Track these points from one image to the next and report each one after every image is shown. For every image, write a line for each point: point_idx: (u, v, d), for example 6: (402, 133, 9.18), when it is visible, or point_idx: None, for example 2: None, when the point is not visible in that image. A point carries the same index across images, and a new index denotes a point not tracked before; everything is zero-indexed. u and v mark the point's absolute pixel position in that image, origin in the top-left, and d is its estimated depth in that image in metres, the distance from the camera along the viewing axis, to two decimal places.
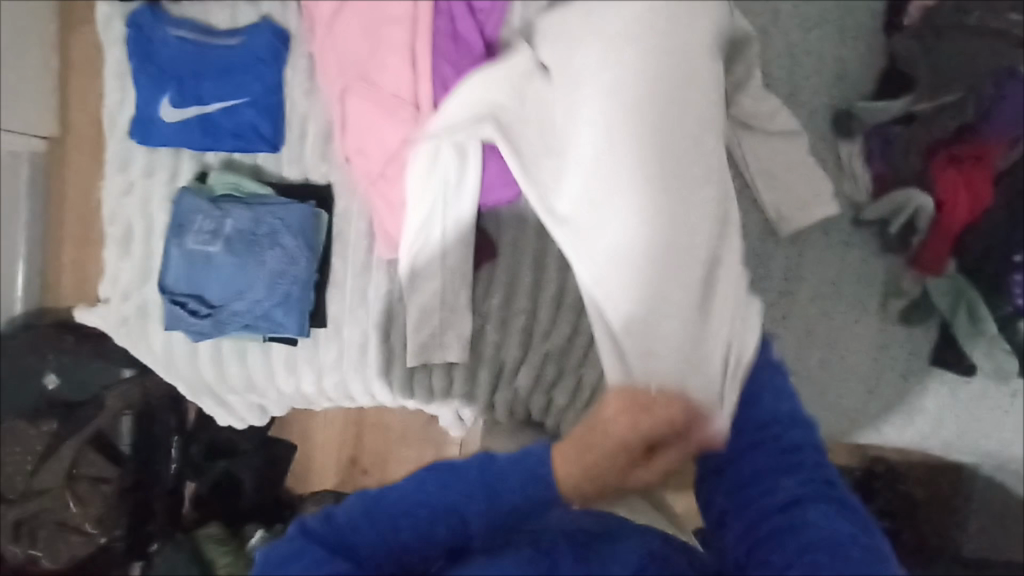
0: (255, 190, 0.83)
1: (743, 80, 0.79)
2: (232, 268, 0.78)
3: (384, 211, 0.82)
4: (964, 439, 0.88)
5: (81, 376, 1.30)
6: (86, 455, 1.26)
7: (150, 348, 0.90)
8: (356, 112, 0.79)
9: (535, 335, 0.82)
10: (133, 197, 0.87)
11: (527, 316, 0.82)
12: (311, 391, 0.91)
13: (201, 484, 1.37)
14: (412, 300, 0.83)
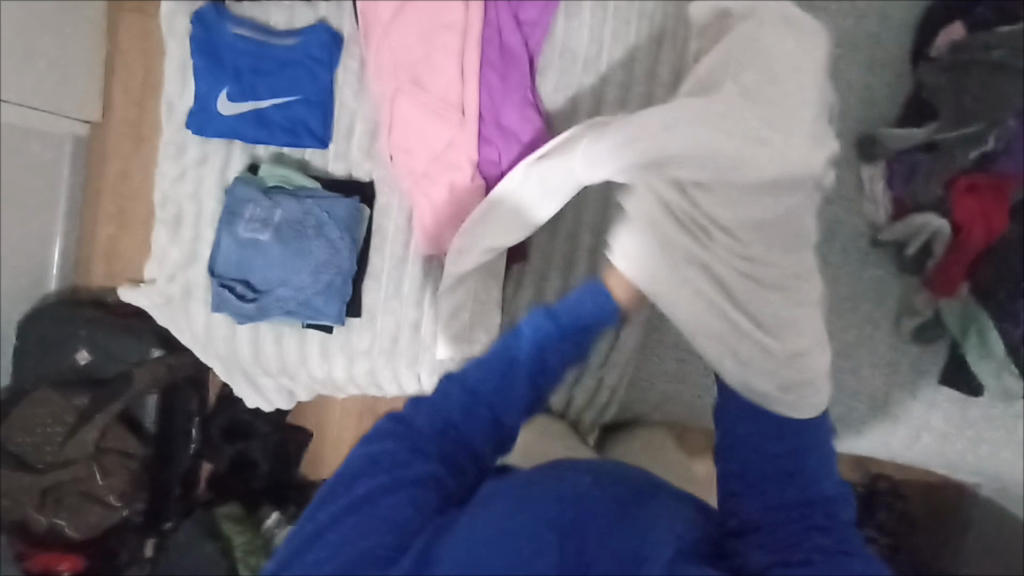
0: (303, 183, 0.87)
1: None
2: (280, 254, 0.82)
3: (425, 208, 0.85)
4: (970, 461, 0.91)
5: (112, 351, 1.35)
6: (114, 429, 1.30)
7: (189, 327, 0.94)
8: (405, 113, 0.83)
9: None
10: (184, 182, 0.91)
11: None
12: (341, 378, 0.94)
13: (219, 463, 1.42)
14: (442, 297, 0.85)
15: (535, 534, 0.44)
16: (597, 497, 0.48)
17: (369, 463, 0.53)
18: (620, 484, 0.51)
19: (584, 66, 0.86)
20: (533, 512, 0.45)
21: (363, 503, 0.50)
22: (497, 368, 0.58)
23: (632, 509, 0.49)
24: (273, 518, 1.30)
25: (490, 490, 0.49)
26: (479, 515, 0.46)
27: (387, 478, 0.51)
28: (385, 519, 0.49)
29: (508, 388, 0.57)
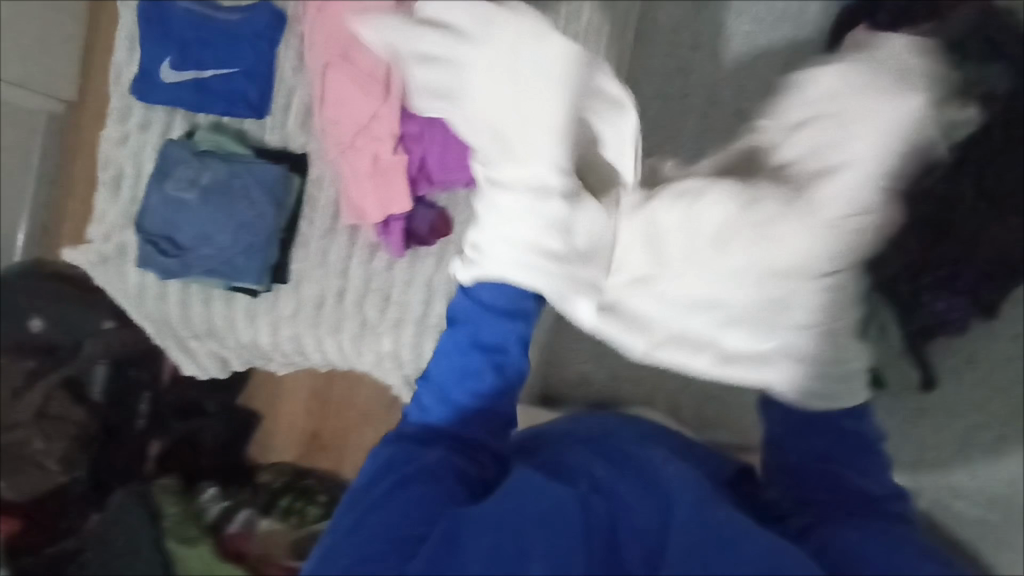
0: (234, 150, 0.92)
1: None
2: (205, 214, 0.87)
3: (349, 179, 0.90)
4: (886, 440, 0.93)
5: (65, 319, 1.36)
6: (60, 395, 1.33)
7: (124, 286, 0.97)
8: (335, 87, 0.88)
9: None
10: (127, 146, 0.95)
11: None
12: (266, 343, 0.98)
13: (165, 441, 1.43)
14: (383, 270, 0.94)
15: (564, 517, 0.49)
16: (605, 478, 0.55)
17: (392, 462, 0.55)
18: (620, 460, 0.58)
19: None
20: (556, 499, 0.50)
21: (388, 496, 0.53)
22: (457, 356, 0.59)
23: (629, 477, 0.55)
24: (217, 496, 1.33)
25: (521, 475, 0.53)
26: (512, 496, 0.50)
27: (406, 470, 0.55)
28: (410, 505, 0.52)
29: (453, 390, 0.59)
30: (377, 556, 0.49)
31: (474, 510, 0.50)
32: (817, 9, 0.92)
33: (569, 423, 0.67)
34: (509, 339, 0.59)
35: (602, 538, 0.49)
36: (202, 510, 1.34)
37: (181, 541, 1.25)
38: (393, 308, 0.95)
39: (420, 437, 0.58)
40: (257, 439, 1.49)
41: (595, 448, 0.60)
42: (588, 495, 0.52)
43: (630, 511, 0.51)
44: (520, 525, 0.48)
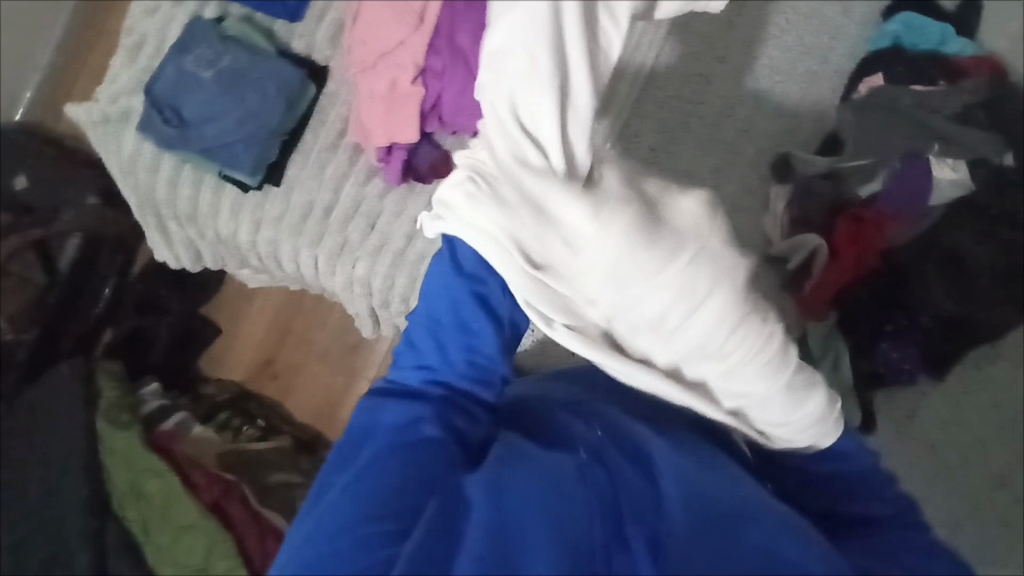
0: (259, 44, 0.92)
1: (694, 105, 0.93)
2: (214, 93, 0.88)
3: (364, 99, 0.91)
4: None
5: (50, 185, 1.34)
6: (27, 255, 1.31)
7: (118, 151, 0.98)
8: (369, 5, 0.88)
9: None
10: (155, 16, 0.95)
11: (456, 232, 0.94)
12: (245, 240, 0.99)
13: (117, 333, 1.38)
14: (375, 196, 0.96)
15: (563, 489, 0.55)
16: (610, 455, 0.59)
17: (377, 427, 0.61)
18: (616, 432, 0.63)
19: None
20: (555, 474, 0.56)
21: (385, 459, 0.58)
22: (437, 306, 0.63)
23: (630, 456, 0.60)
24: (150, 387, 1.31)
25: (509, 446, 0.61)
26: (505, 471, 0.57)
27: (398, 431, 0.60)
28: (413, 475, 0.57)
29: (431, 348, 0.63)
30: (383, 517, 0.54)
31: (473, 481, 0.57)
32: (844, 51, 0.96)
33: (549, 383, 0.74)
34: (484, 297, 0.62)
35: (605, 504, 0.54)
36: (140, 403, 1.28)
37: (113, 425, 1.18)
38: (375, 236, 0.96)
39: (399, 392, 0.63)
40: (210, 352, 1.48)
41: (590, 426, 0.64)
42: (589, 466, 0.57)
43: (629, 482, 0.57)
44: (523, 496, 0.54)
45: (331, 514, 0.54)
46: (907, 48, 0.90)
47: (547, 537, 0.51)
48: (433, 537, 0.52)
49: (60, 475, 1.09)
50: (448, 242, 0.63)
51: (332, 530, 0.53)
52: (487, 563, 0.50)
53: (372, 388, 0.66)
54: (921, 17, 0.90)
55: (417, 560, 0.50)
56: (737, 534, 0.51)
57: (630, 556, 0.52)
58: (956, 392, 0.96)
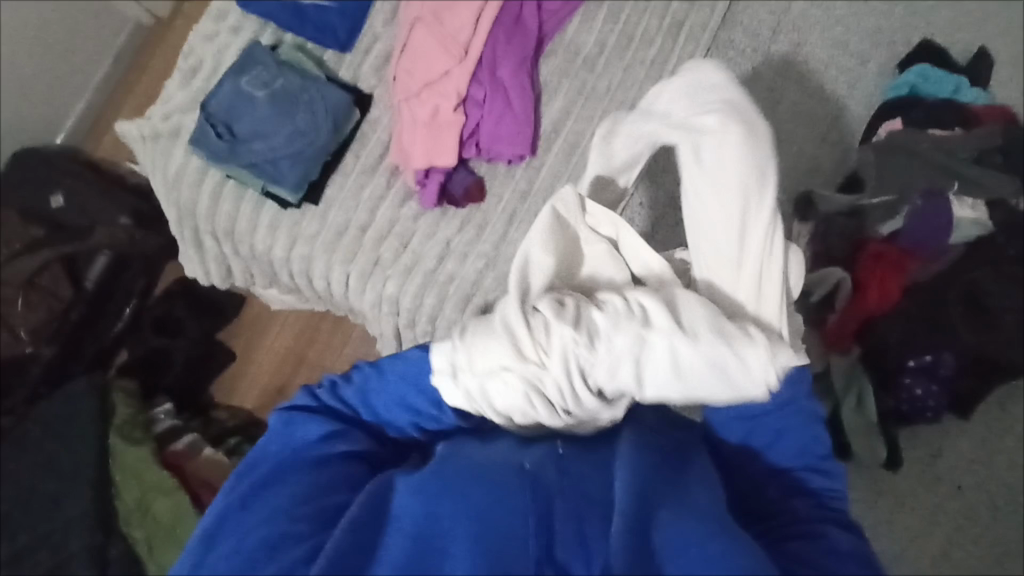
0: (310, 71, 0.99)
1: None
2: (266, 112, 0.95)
3: (406, 124, 0.95)
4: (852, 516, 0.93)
5: (83, 203, 1.31)
6: (55, 270, 1.27)
7: (165, 165, 1.02)
8: (418, 40, 0.96)
9: (499, 265, 0.94)
10: (213, 43, 1.02)
11: (488, 253, 0.94)
12: (279, 256, 0.99)
13: (134, 354, 1.36)
14: (410, 217, 0.97)
15: (501, 496, 0.49)
16: (567, 456, 0.54)
17: (294, 443, 0.60)
18: (575, 433, 0.57)
19: (583, 61, 0.99)
20: (494, 474, 0.51)
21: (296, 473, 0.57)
22: (404, 396, 0.63)
23: (586, 454, 0.54)
24: (163, 407, 1.27)
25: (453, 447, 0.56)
26: (446, 474, 0.52)
27: (312, 449, 0.59)
28: (317, 486, 0.56)
29: (380, 405, 0.64)
30: (296, 516, 0.53)
31: (406, 481, 0.53)
32: (861, 99, 1.01)
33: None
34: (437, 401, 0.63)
35: (546, 510, 0.49)
36: (153, 421, 1.25)
37: (126, 441, 1.16)
38: (407, 257, 0.96)
39: (318, 412, 0.62)
40: (222, 379, 1.43)
41: (551, 418, 0.58)
42: (534, 468, 0.52)
43: (584, 483, 0.51)
44: (455, 502, 0.50)
45: (240, 520, 0.54)
46: (925, 95, 0.95)
47: (471, 546, 0.47)
48: (351, 537, 0.50)
49: (68, 490, 1.07)
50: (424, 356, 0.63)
51: (245, 536, 0.53)
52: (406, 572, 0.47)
53: (292, 403, 0.65)
54: (933, 68, 0.96)
55: (328, 571, 0.47)
56: (655, 536, 0.47)
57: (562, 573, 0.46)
58: (982, 434, 0.95)
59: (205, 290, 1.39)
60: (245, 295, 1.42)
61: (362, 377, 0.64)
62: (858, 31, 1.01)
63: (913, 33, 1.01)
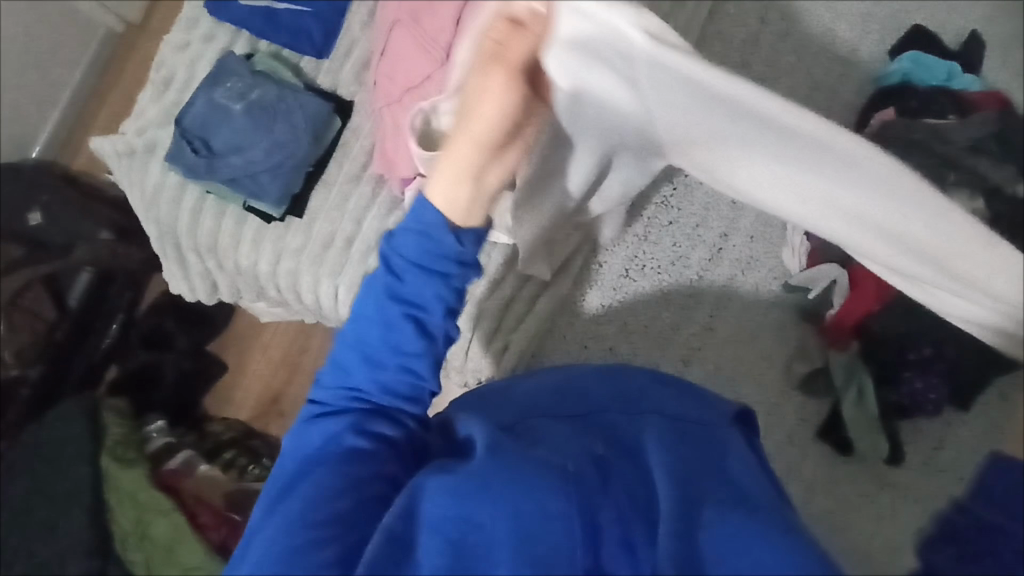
0: (288, 79, 0.96)
1: None
2: (243, 125, 0.92)
3: (389, 132, 0.92)
4: None
5: (65, 219, 1.26)
6: (36, 289, 1.25)
7: (143, 182, 0.98)
8: (397, 42, 0.92)
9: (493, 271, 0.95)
10: (186, 53, 0.99)
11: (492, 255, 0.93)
12: (264, 271, 0.97)
13: (123, 371, 1.32)
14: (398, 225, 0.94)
15: (544, 497, 0.47)
16: (607, 456, 0.51)
17: (303, 450, 0.54)
18: (605, 428, 0.55)
19: None
20: (535, 476, 0.48)
21: (289, 463, 0.54)
22: (371, 306, 0.56)
23: (627, 452, 0.52)
24: (153, 425, 1.24)
25: (488, 439, 0.52)
26: (483, 475, 0.48)
27: (305, 423, 0.55)
28: (323, 477, 0.51)
29: (350, 363, 0.56)
30: (312, 523, 0.48)
31: (439, 478, 0.49)
32: (851, 88, 0.99)
33: (532, 381, 0.61)
34: (421, 277, 0.55)
35: (592, 511, 0.47)
36: (146, 440, 1.22)
37: (118, 463, 1.12)
38: None
39: (333, 411, 0.55)
40: (215, 392, 1.39)
41: (574, 414, 0.56)
42: (578, 471, 0.49)
43: (622, 481, 0.50)
44: (494, 505, 0.47)
45: None
46: (917, 82, 0.93)
47: (514, 554, 0.45)
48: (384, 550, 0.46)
49: (64, 514, 1.06)
50: (382, 254, 0.57)
51: (262, 564, 0.47)
52: None
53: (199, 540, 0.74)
54: (927, 55, 0.94)
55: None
56: (700, 536, 0.46)
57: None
58: None
59: (194, 303, 1.36)
60: (235, 306, 1.39)
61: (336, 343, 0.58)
62: (850, 18, 1.00)
63: (903, 19, 0.99)
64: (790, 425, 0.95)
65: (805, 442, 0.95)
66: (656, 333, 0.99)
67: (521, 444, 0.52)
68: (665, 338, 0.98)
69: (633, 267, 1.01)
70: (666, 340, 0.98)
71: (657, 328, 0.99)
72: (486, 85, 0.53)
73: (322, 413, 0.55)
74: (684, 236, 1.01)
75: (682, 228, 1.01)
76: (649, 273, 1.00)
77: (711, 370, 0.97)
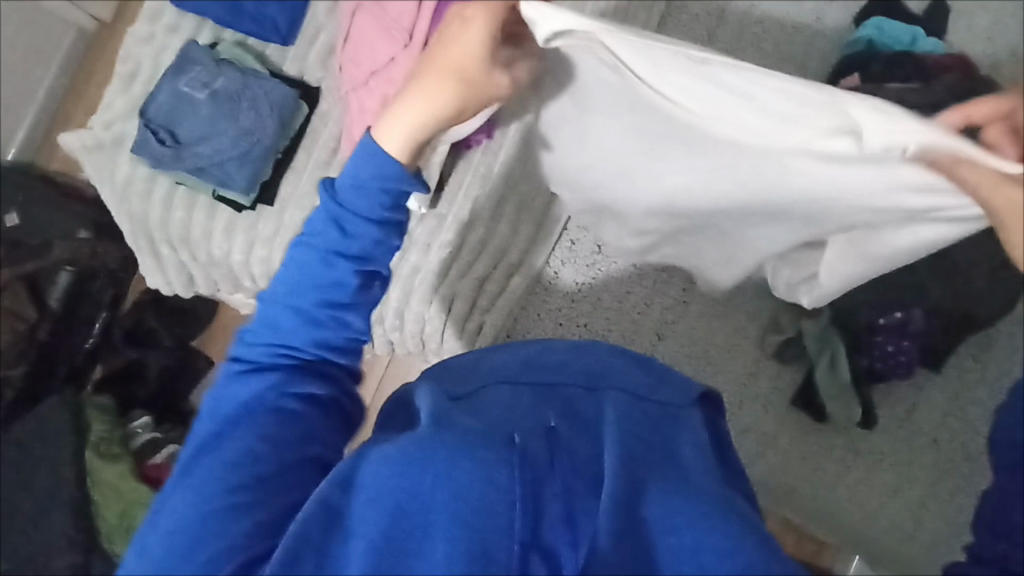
0: (253, 67, 0.96)
1: None
2: (208, 113, 0.92)
3: (355, 117, 0.92)
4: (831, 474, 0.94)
5: (41, 219, 1.26)
6: (15, 288, 1.24)
7: (112, 175, 0.98)
8: (361, 26, 0.92)
9: (466, 251, 0.95)
10: (151, 44, 0.99)
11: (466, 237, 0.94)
12: (237, 261, 0.97)
13: (108, 369, 1.32)
14: None
15: (488, 469, 0.46)
16: (558, 429, 0.51)
17: (232, 406, 0.54)
18: (561, 400, 0.54)
19: None
20: (477, 447, 0.47)
21: (212, 423, 0.53)
22: (303, 261, 0.56)
23: (579, 427, 0.52)
24: (138, 420, 1.19)
25: (438, 411, 0.51)
26: (426, 445, 0.48)
27: (228, 382, 0.55)
28: (247, 441, 0.51)
29: (280, 312, 0.56)
30: (232, 486, 0.48)
31: (383, 448, 0.49)
32: (817, 59, 1.00)
33: (502, 353, 0.60)
34: (334, 219, 0.55)
35: (537, 483, 0.47)
36: (131, 436, 1.19)
37: (102, 459, 1.13)
38: None
39: (251, 368, 0.55)
40: (201, 386, 1.40)
41: (530, 387, 0.56)
42: (524, 443, 0.48)
43: (570, 454, 0.50)
44: (435, 479, 0.46)
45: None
46: (882, 48, 0.92)
47: (450, 525, 0.44)
48: (319, 523, 0.47)
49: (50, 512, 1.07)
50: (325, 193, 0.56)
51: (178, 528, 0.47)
52: (378, 557, 0.44)
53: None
54: (889, 22, 0.93)
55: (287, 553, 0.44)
56: (644, 510, 0.46)
57: (548, 556, 0.45)
58: (951, 386, 0.94)
59: (175, 298, 1.36)
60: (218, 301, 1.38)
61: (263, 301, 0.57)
62: None
63: None
64: (763, 395, 0.97)
65: (780, 411, 0.96)
66: (629, 310, 0.99)
67: (473, 417, 0.51)
68: (638, 314, 0.99)
69: (606, 244, 1.01)
70: (640, 317, 0.99)
71: (630, 304, 0.99)
72: (445, 32, 0.56)
73: (249, 372, 0.55)
74: None
75: None
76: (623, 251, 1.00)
77: (686, 343, 0.98)
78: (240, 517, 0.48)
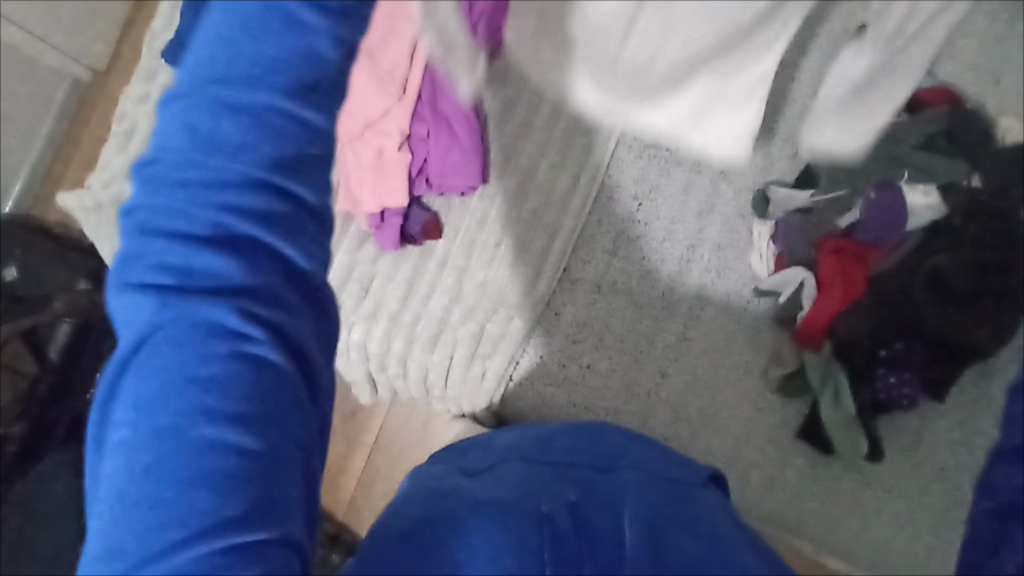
0: None
1: (675, 160, 1.03)
2: None
3: (351, 172, 0.88)
4: (842, 507, 0.94)
5: (39, 269, 1.25)
6: (14, 344, 1.21)
7: (108, 234, 0.98)
8: None
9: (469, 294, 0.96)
10: (146, 104, 1.01)
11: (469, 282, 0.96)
12: None
13: None
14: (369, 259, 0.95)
15: (518, 540, 0.43)
16: (580, 502, 0.48)
17: (189, 311, 0.40)
18: (575, 476, 0.52)
19: None
20: (502, 518, 0.45)
21: (147, 374, 0.39)
22: (247, 67, 0.39)
23: (599, 500, 0.49)
24: None
25: (454, 491, 0.50)
26: (449, 519, 0.45)
27: (161, 305, 0.40)
28: (233, 384, 0.39)
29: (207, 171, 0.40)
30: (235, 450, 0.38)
31: (412, 526, 0.45)
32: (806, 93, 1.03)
33: (510, 435, 0.60)
34: (307, 34, 0.39)
35: (571, 566, 0.44)
36: None
37: None
38: (370, 300, 0.94)
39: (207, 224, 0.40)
40: None
41: (537, 463, 0.54)
42: (551, 514, 0.46)
43: (595, 532, 0.46)
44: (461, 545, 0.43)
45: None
46: None
47: None
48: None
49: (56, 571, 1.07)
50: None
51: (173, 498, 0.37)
52: None
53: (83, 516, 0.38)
54: None
55: None
56: None
57: None
58: (959, 414, 0.94)
59: None
60: None
61: (161, 165, 0.40)
62: None
63: None
64: (770, 429, 0.96)
65: (788, 446, 0.96)
66: (631, 349, 0.99)
67: (490, 493, 0.49)
68: (641, 351, 0.99)
69: (605, 283, 1.01)
70: (643, 357, 0.99)
71: (631, 343, 1.00)
72: None
73: (178, 285, 0.40)
74: (652, 251, 1.02)
75: (650, 242, 1.02)
76: (621, 291, 1.01)
77: (688, 382, 0.98)
78: (236, 512, 0.37)
